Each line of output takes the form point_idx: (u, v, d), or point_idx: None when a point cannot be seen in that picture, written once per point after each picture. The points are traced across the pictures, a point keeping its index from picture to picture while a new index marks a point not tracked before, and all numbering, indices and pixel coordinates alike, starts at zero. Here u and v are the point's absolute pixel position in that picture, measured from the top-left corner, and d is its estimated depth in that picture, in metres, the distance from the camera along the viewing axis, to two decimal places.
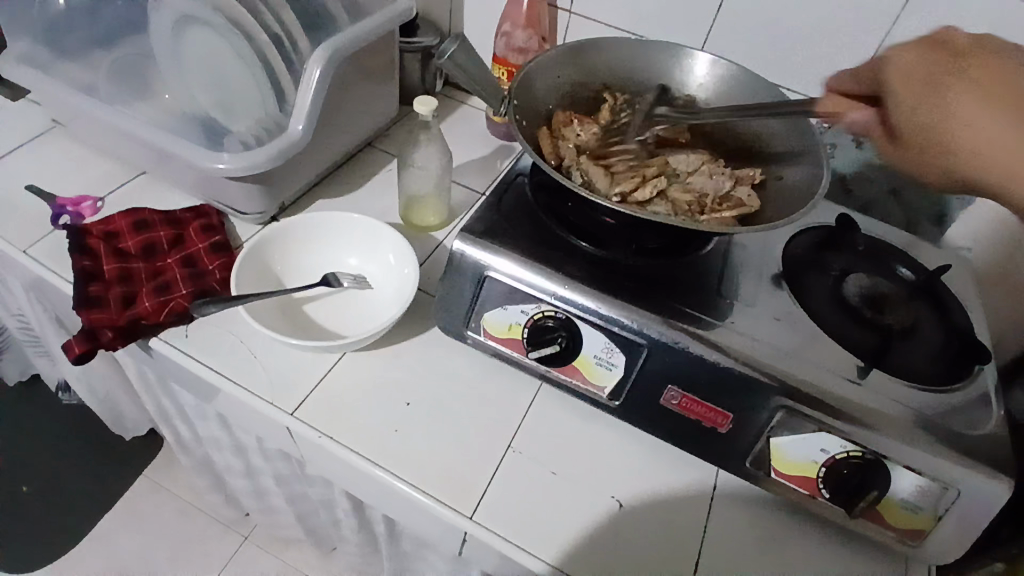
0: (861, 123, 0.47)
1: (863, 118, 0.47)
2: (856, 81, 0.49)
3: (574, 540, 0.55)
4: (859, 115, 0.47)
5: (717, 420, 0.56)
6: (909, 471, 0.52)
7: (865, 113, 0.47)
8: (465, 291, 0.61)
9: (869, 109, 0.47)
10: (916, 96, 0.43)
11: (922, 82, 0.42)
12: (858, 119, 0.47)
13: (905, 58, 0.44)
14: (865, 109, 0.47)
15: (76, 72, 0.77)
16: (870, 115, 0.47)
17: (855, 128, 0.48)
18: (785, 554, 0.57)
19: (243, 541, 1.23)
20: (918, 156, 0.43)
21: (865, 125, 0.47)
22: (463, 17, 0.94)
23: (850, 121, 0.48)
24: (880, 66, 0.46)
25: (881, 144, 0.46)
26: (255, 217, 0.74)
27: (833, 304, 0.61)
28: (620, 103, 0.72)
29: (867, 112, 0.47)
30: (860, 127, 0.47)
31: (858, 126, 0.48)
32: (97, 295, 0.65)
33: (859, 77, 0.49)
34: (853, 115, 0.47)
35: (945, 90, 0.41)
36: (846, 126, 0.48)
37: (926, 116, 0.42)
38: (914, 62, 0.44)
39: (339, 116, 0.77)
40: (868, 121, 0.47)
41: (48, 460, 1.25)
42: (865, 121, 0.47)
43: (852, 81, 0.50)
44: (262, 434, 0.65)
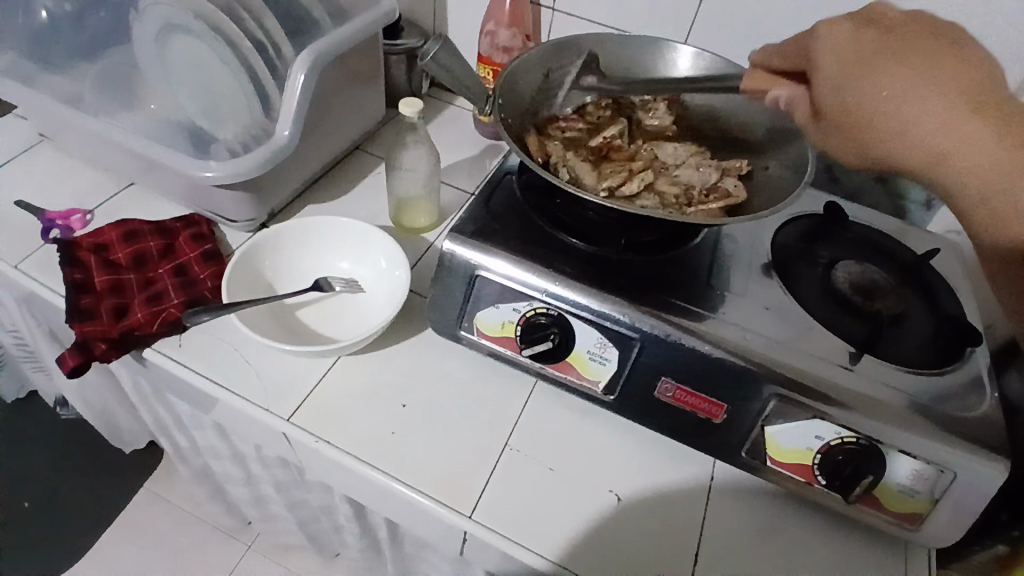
0: (787, 100, 0.50)
1: (788, 95, 0.50)
2: (783, 53, 0.50)
3: (574, 536, 0.55)
4: (784, 92, 0.50)
5: (711, 411, 0.56)
6: (903, 455, 0.52)
7: (787, 92, 0.50)
8: (457, 292, 0.61)
9: (796, 89, 0.50)
10: (836, 74, 0.43)
11: (847, 61, 0.43)
12: (782, 96, 0.50)
13: (838, 32, 0.44)
14: (792, 87, 0.50)
15: (61, 85, 0.76)
16: (797, 93, 0.50)
17: (778, 105, 0.51)
18: (784, 543, 0.57)
19: (246, 549, 1.23)
20: (831, 130, 0.45)
21: (790, 101, 0.50)
22: (447, 18, 0.94)
23: (774, 98, 0.51)
24: (809, 41, 0.46)
25: (803, 118, 0.48)
26: (245, 224, 0.74)
27: (824, 293, 0.61)
28: (603, 104, 0.74)
29: (790, 91, 0.50)
30: (783, 104, 0.51)
31: (782, 102, 0.51)
32: (89, 307, 0.65)
33: (784, 54, 0.50)
34: (776, 94, 0.51)
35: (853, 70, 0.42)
36: (772, 104, 0.51)
37: (833, 92, 0.44)
38: (851, 41, 0.43)
39: (326, 121, 0.77)
40: (793, 98, 0.50)
41: (47, 475, 1.25)
42: (790, 97, 0.50)
43: (776, 55, 0.51)
44: (259, 441, 0.65)
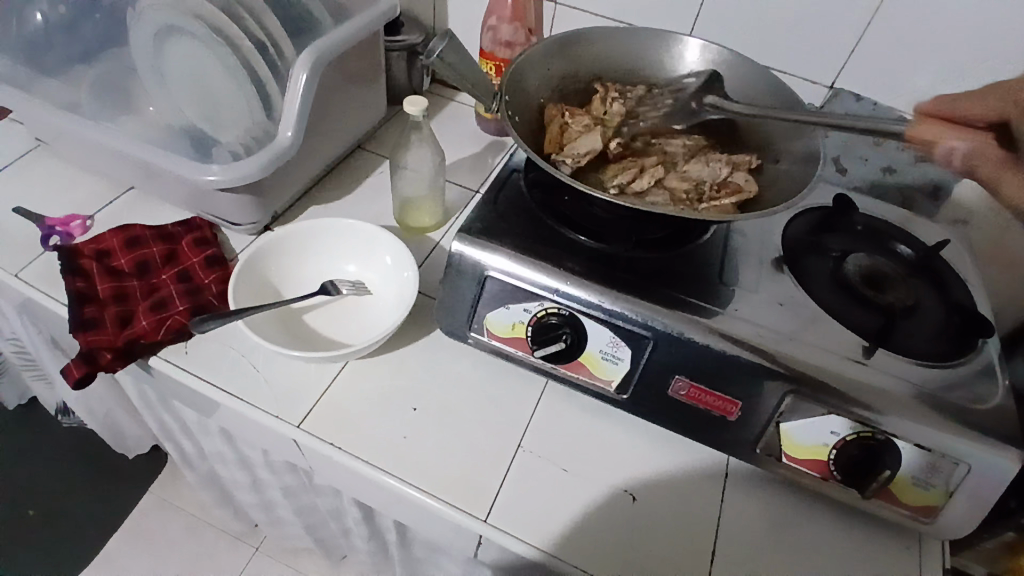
0: (965, 151, 0.49)
1: (966, 148, 0.49)
2: (973, 104, 0.51)
3: (590, 537, 0.55)
4: (959, 143, 0.49)
5: (726, 409, 0.56)
6: (919, 449, 0.52)
7: (972, 144, 0.49)
8: (467, 292, 0.60)
9: (980, 139, 0.49)
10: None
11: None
12: (958, 149, 0.49)
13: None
14: (969, 137, 0.49)
15: (58, 89, 0.75)
16: (979, 144, 0.49)
17: (951, 158, 0.50)
18: (799, 540, 0.57)
19: (255, 553, 1.23)
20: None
21: (969, 154, 0.49)
22: (446, 14, 0.93)
23: (949, 147, 0.50)
24: (1018, 91, 0.50)
25: (992, 169, 0.49)
26: (248, 227, 0.73)
27: (834, 285, 0.61)
28: (611, 93, 0.70)
29: (971, 141, 0.49)
30: (958, 157, 0.50)
31: (959, 155, 0.50)
32: (93, 316, 0.64)
33: (977, 102, 0.51)
34: (955, 145, 0.49)
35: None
36: (944, 156, 0.50)
37: None
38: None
39: (327, 120, 0.75)
40: (973, 151, 0.49)
41: (51, 483, 1.24)
42: (966, 151, 0.49)
43: (962, 106, 0.51)
44: (268, 447, 0.64)
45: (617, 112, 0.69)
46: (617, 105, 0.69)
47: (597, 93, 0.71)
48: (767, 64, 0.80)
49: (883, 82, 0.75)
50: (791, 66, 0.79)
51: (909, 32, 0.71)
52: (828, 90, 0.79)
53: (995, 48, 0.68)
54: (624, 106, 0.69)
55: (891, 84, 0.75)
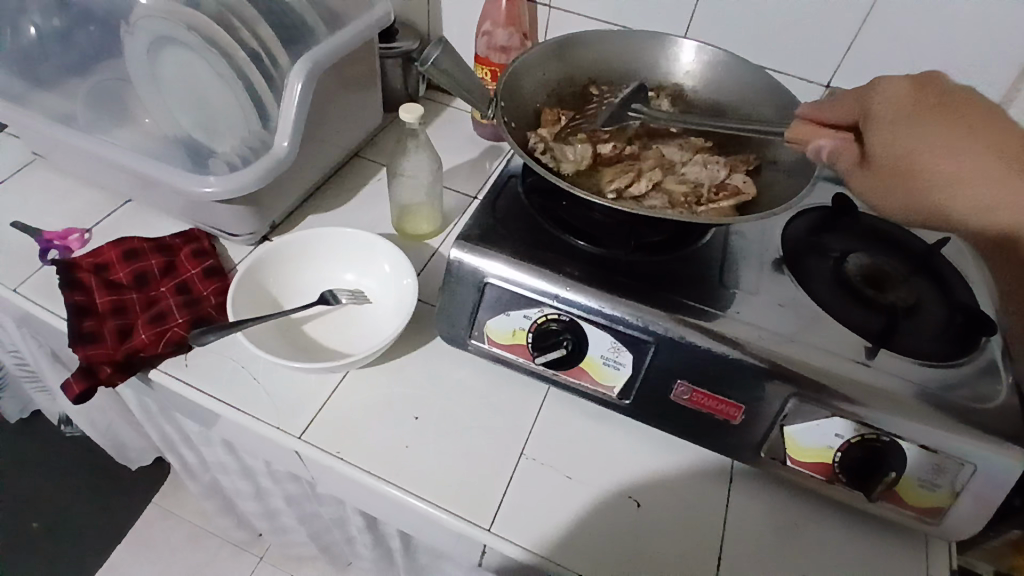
0: (828, 149, 0.54)
1: (832, 146, 0.54)
2: (832, 109, 0.55)
3: (594, 543, 0.55)
4: (828, 142, 0.54)
5: (729, 412, 0.55)
6: (924, 450, 0.52)
7: (834, 142, 0.54)
8: (467, 299, 0.60)
9: (841, 138, 0.54)
10: (890, 123, 0.51)
11: (898, 116, 0.51)
12: (826, 147, 0.54)
13: (889, 86, 0.52)
14: (835, 136, 0.54)
15: (53, 102, 0.75)
16: (840, 142, 0.54)
17: (819, 155, 0.55)
18: (806, 543, 0.57)
19: (259, 561, 1.23)
20: (883, 185, 0.52)
21: (834, 150, 0.54)
22: (441, 19, 0.93)
23: (817, 147, 0.55)
24: (864, 91, 0.53)
25: (849, 166, 0.54)
26: (247, 238, 0.73)
27: (835, 285, 0.61)
28: (607, 97, 0.70)
29: (833, 140, 0.54)
30: (824, 152, 0.55)
31: (826, 152, 0.55)
32: (92, 330, 0.64)
33: (835, 107, 0.55)
34: (821, 143, 0.54)
35: (920, 143, 0.50)
36: (815, 153, 0.55)
37: (911, 147, 0.50)
38: (905, 94, 0.51)
39: (323, 128, 0.75)
40: (838, 148, 0.54)
41: (55, 495, 1.24)
42: (832, 148, 0.54)
43: (829, 110, 0.55)
44: (270, 458, 0.64)
45: (614, 116, 0.69)
46: (613, 108, 0.69)
47: (593, 97, 0.71)
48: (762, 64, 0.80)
49: (880, 80, 0.75)
50: (786, 66, 0.79)
51: (904, 30, 0.70)
52: (825, 89, 0.79)
53: (990, 45, 0.68)
54: (620, 109, 0.69)
55: None
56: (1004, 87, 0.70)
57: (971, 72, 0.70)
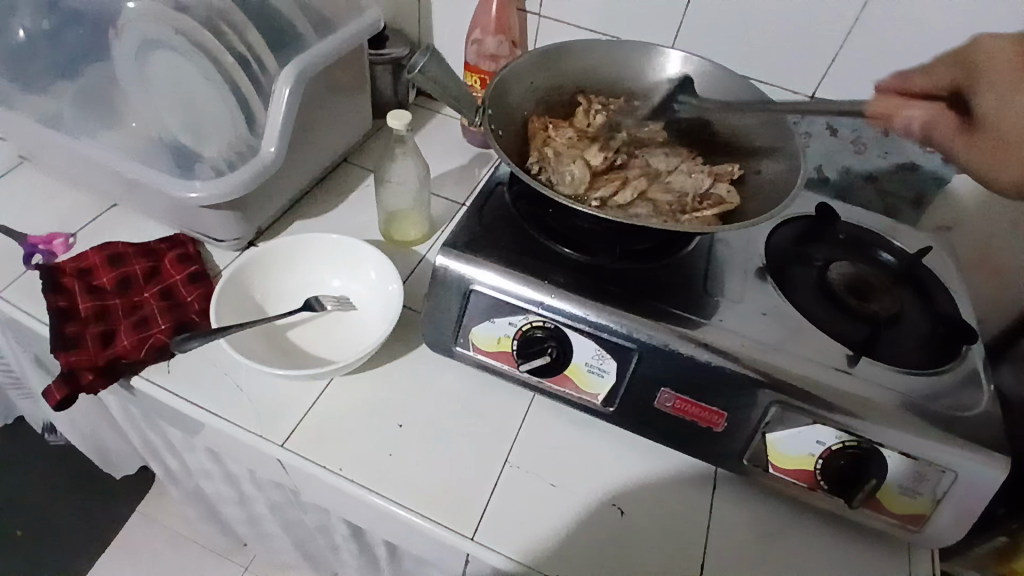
0: (919, 120, 0.52)
1: (925, 118, 0.52)
2: (923, 79, 0.55)
3: (578, 552, 0.54)
4: (917, 114, 0.52)
5: (712, 420, 0.56)
6: (904, 458, 0.52)
7: (925, 113, 0.52)
8: (452, 306, 0.60)
9: (930, 109, 0.52)
10: (996, 85, 0.50)
11: (1003, 78, 0.50)
12: (916, 121, 0.52)
13: (992, 46, 0.51)
14: (922, 108, 0.52)
15: (39, 106, 0.75)
16: (930, 114, 0.52)
17: (909, 129, 0.52)
18: (788, 551, 0.57)
19: (244, 570, 1.22)
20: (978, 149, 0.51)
21: (924, 124, 0.52)
22: (431, 27, 0.93)
23: (906, 121, 0.52)
24: (969, 52, 0.53)
25: (944, 137, 0.52)
26: (232, 243, 0.73)
27: (818, 295, 0.61)
28: (595, 106, 0.71)
29: (926, 112, 0.52)
30: (916, 128, 0.52)
31: (917, 126, 0.52)
32: (74, 335, 0.63)
33: (925, 79, 0.55)
34: (912, 115, 0.52)
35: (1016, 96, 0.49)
36: (903, 127, 0.53)
37: (1001, 109, 0.49)
38: (1000, 51, 0.51)
39: (312, 134, 0.75)
40: (929, 120, 0.52)
41: (37, 501, 1.22)
42: (926, 119, 0.52)
43: (917, 80, 0.55)
44: (253, 466, 0.63)
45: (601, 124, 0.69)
46: (600, 117, 0.70)
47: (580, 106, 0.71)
48: (748, 73, 0.81)
49: (864, 91, 0.76)
50: (772, 76, 0.80)
51: (888, 42, 0.72)
52: (810, 99, 0.80)
53: None
54: (607, 118, 0.70)
55: (871, 92, 0.76)
56: None
57: None
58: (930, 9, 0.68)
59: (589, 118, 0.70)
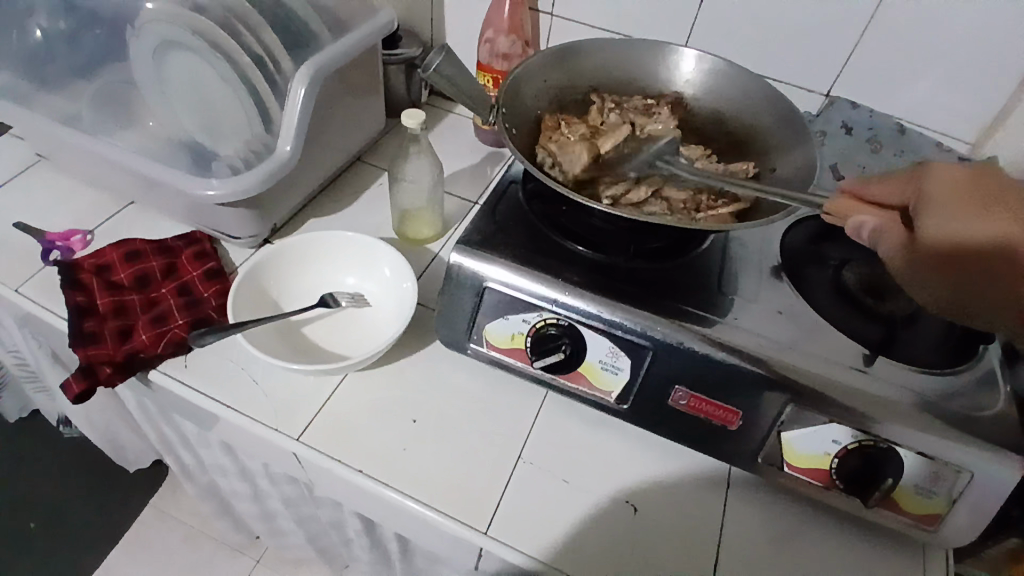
0: (873, 227, 0.47)
1: (876, 223, 0.47)
2: (880, 186, 0.48)
3: (591, 549, 0.54)
4: (870, 220, 0.47)
5: (727, 418, 0.56)
6: (921, 457, 0.52)
7: (878, 220, 0.47)
8: (466, 303, 0.60)
9: (890, 217, 0.46)
10: (937, 207, 0.43)
11: (955, 196, 0.43)
12: (867, 224, 0.47)
13: (946, 174, 0.44)
14: (878, 214, 0.47)
15: (58, 104, 0.76)
16: (885, 222, 0.46)
17: (859, 233, 0.47)
18: (803, 550, 0.56)
19: (256, 565, 1.22)
20: (930, 270, 0.43)
21: (875, 230, 0.47)
22: (444, 27, 0.94)
23: (857, 225, 0.47)
24: (918, 177, 0.46)
25: (892, 249, 0.46)
26: (248, 240, 0.73)
27: (834, 294, 0.61)
28: (608, 105, 0.71)
29: (878, 219, 0.47)
30: (867, 233, 0.47)
31: (867, 230, 0.47)
32: (93, 330, 0.64)
33: (885, 187, 0.48)
34: (864, 219, 0.47)
35: (966, 215, 0.41)
36: (855, 231, 0.48)
37: (955, 229, 0.41)
38: (960, 180, 0.43)
39: (327, 133, 0.76)
40: (881, 227, 0.46)
41: (51, 495, 1.23)
42: (877, 225, 0.47)
43: (872, 186, 0.49)
44: (268, 460, 0.64)
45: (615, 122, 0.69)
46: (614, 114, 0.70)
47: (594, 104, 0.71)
48: (762, 72, 0.80)
49: (878, 90, 0.76)
50: (786, 76, 0.79)
51: (903, 41, 0.71)
52: (825, 98, 0.79)
53: (988, 57, 0.69)
54: (621, 116, 0.70)
55: (885, 91, 0.76)
56: (1003, 97, 0.71)
57: (971, 83, 0.71)
58: (947, 8, 0.67)
59: (603, 117, 0.70)
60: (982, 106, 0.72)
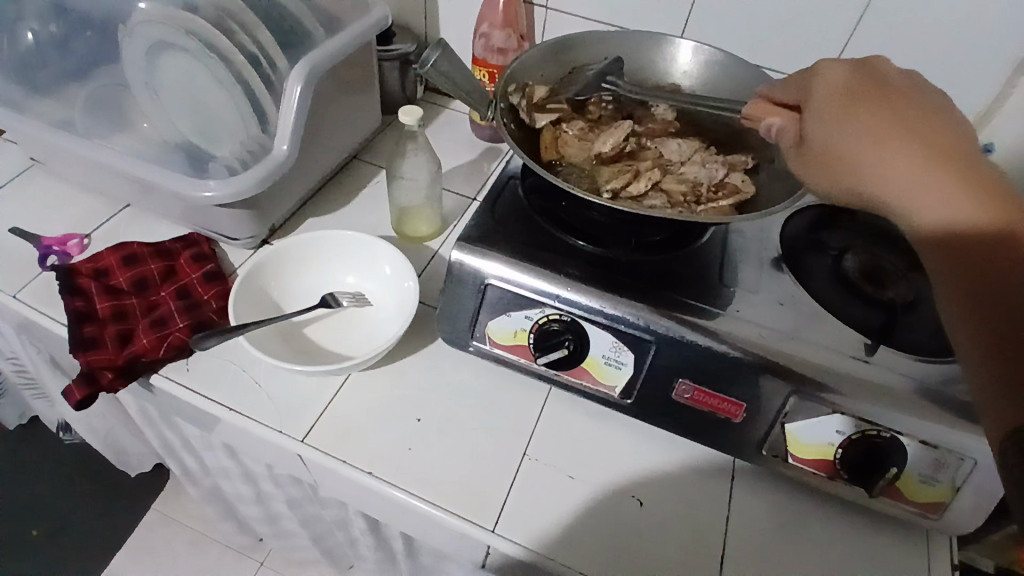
0: (776, 129, 0.48)
1: (780, 125, 0.48)
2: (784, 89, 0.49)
3: (598, 543, 0.55)
4: (776, 122, 0.48)
5: (731, 410, 0.56)
6: (925, 446, 0.52)
7: (781, 121, 0.48)
8: (468, 300, 0.60)
9: (789, 118, 0.47)
10: (830, 109, 0.43)
11: (835, 102, 0.43)
12: (775, 124, 0.48)
13: (836, 74, 0.45)
14: (784, 116, 0.48)
15: (50, 108, 0.75)
16: (786, 123, 0.47)
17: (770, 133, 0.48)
18: (808, 540, 0.57)
19: (260, 566, 1.23)
20: (812, 171, 0.43)
21: (778, 131, 0.48)
22: (438, 22, 0.93)
23: (768, 126, 0.49)
24: (808, 78, 0.46)
25: (788, 149, 0.46)
26: (246, 241, 0.73)
27: (835, 283, 0.61)
28: (605, 98, 0.71)
29: (782, 121, 0.47)
30: (774, 134, 0.48)
31: (774, 132, 0.48)
32: (92, 336, 0.64)
33: (786, 88, 0.49)
34: (772, 121, 0.48)
35: (841, 118, 0.42)
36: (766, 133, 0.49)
37: (831, 134, 0.42)
38: (843, 80, 0.44)
39: (323, 131, 0.76)
40: (781, 128, 0.47)
41: (53, 502, 1.23)
42: (780, 126, 0.48)
43: (781, 90, 0.50)
44: (273, 462, 0.64)
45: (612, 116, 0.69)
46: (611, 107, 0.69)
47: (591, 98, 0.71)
48: (759, 62, 0.80)
49: None
50: (782, 65, 0.79)
51: (900, 28, 0.71)
52: None
53: (984, 43, 0.69)
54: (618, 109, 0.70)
55: None
56: (1000, 82, 0.71)
57: (967, 69, 0.71)
58: None
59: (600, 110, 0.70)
60: (978, 92, 0.72)
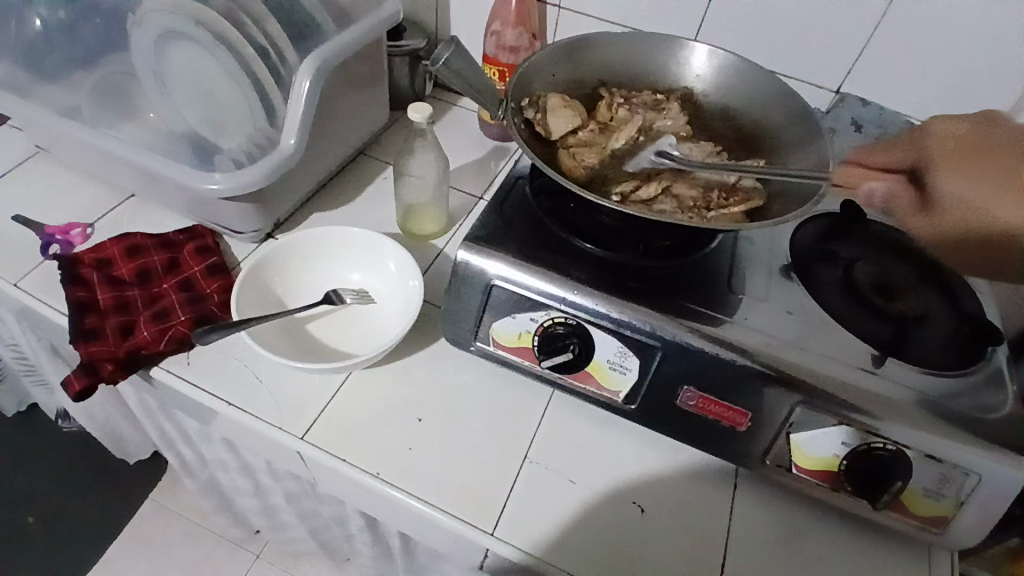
0: (882, 192, 0.57)
1: (888, 189, 0.56)
2: (884, 153, 0.59)
3: (597, 549, 0.54)
4: (878, 186, 0.57)
5: (736, 419, 0.55)
6: (930, 461, 0.51)
7: (887, 185, 0.57)
8: (473, 299, 0.59)
9: (895, 182, 0.57)
10: (950, 169, 0.52)
11: (948, 160, 0.53)
12: (876, 189, 0.57)
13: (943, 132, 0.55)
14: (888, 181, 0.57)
15: (56, 95, 0.74)
16: (893, 186, 0.57)
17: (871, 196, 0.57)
18: (809, 551, 0.56)
19: (255, 558, 1.23)
20: (941, 222, 0.52)
21: (888, 193, 0.56)
22: (448, 18, 0.92)
23: (867, 190, 0.57)
24: (923, 140, 0.56)
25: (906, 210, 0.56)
26: (250, 235, 0.72)
27: (844, 293, 0.60)
28: (617, 99, 0.70)
29: (889, 184, 0.57)
30: (878, 196, 0.57)
31: (880, 196, 0.57)
32: (94, 327, 0.63)
33: (889, 152, 0.58)
34: (876, 185, 0.57)
35: (961, 174, 0.51)
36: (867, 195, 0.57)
37: (955, 190, 0.51)
38: (956, 137, 0.54)
39: (330, 126, 0.75)
40: (889, 192, 0.56)
41: (49, 489, 1.23)
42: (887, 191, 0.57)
43: (873, 156, 0.59)
44: (272, 458, 0.63)
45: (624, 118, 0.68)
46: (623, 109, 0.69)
47: (602, 99, 0.70)
48: (771, 66, 0.79)
49: (888, 86, 0.75)
50: (795, 71, 0.78)
51: (916, 36, 0.70)
52: (835, 95, 0.78)
53: (999, 54, 0.68)
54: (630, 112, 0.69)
55: (895, 87, 0.75)
56: (1014, 93, 0.70)
57: (981, 79, 0.70)
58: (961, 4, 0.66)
59: (611, 112, 0.69)
60: (991, 103, 0.71)
